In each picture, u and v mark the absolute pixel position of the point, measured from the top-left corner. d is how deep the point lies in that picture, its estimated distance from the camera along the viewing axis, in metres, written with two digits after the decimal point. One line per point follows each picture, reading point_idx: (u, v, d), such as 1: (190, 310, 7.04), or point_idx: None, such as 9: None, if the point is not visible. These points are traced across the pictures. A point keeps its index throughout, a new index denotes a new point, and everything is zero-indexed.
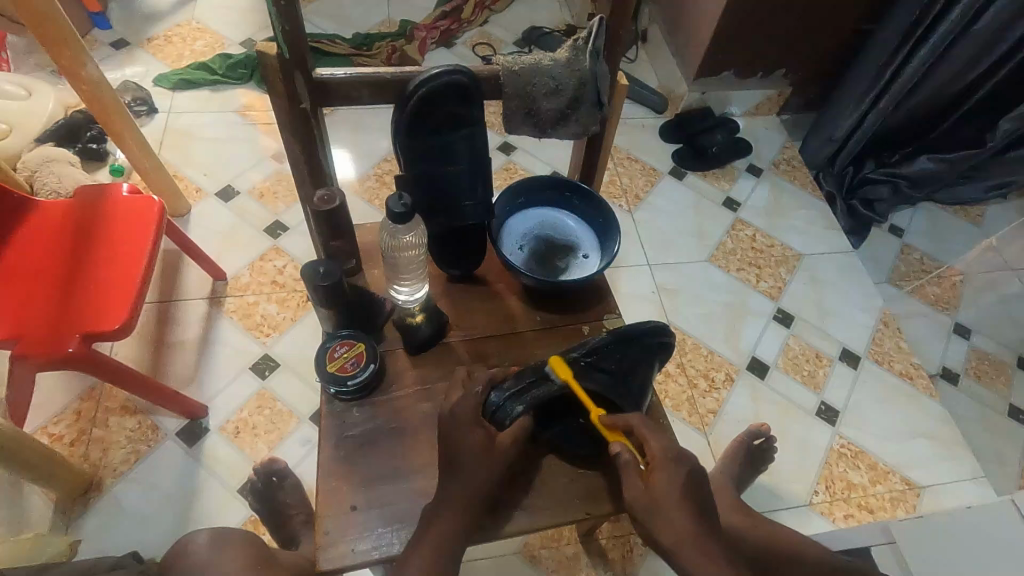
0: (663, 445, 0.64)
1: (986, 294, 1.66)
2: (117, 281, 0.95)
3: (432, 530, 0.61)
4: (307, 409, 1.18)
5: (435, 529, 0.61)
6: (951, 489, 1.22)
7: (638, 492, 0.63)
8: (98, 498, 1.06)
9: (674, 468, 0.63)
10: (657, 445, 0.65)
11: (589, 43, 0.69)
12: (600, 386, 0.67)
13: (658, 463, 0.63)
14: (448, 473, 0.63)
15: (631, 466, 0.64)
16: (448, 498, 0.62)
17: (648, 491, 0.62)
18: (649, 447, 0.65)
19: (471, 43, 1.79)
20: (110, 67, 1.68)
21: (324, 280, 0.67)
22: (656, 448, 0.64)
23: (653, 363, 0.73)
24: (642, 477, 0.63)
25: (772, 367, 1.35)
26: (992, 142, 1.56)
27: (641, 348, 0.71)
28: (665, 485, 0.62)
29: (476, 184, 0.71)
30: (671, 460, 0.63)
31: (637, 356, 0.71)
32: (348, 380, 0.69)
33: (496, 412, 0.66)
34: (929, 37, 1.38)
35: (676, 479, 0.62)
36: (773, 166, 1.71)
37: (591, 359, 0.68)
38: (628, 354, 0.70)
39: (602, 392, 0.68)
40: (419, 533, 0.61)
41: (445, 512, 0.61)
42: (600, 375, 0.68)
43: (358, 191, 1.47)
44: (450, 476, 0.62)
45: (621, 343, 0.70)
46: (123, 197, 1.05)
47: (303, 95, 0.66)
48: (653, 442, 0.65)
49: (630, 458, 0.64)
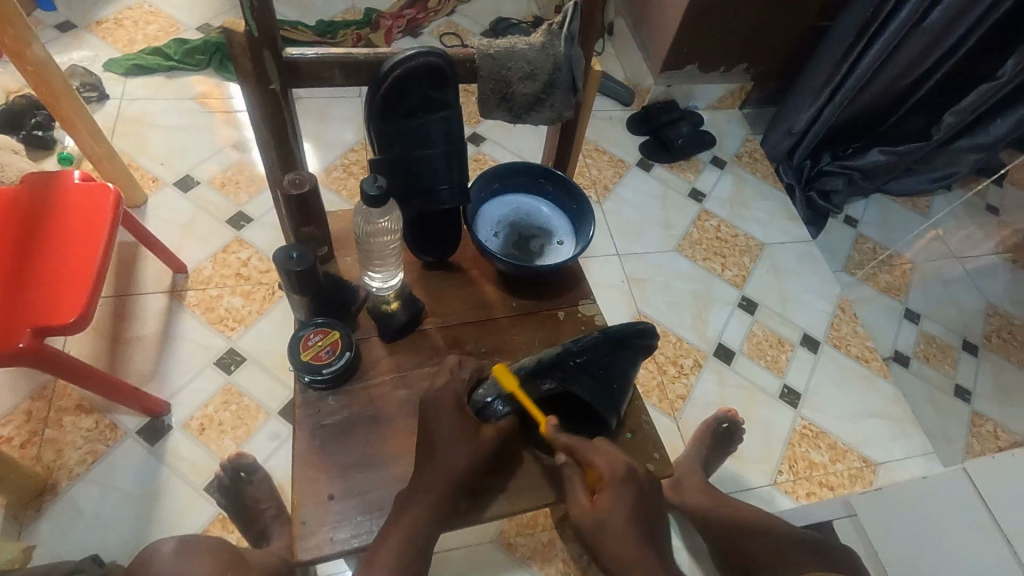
0: (610, 466, 0.65)
1: (933, 281, 1.75)
2: (70, 273, 0.90)
3: (409, 516, 0.60)
4: (276, 404, 1.15)
5: (412, 515, 0.60)
6: (904, 465, 1.29)
7: (584, 511, 0.66)
8: (53, 502, 1.01)
9: (620, 491, 0.65)
10: (604, 465, 0.65)
11: (563, 27, 0.69)
12: (588, 391, 0.67)
13: (604, 488, 0.65)
14: (425, 457, 0.63)
15: (575, 482, 0.67)
16: (425, 483, 0.62)
17: (594, 512, 0.65)
18: (595, 469, 0.66)
19: (438, 33, 1.77)
20: (54, 51, 1.59)
21: (297, 266, 0.65)
22: (603, 469, 0.65)
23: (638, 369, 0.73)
24: (588, 498, 0.66)
25: (737, 353, 1.39)
26: (936, 135, 1.63)
27: (631, 353, 0.71)
28: (611, 509, 0.65)
29: (451, 167, 0.70)
30: (617, 485, 0.65)
31: (625, 363, 0.71)
32: (323, 368, 0.68)
33: (483, 408, 0.67)
34: (882, 34, 1.43)
35: (621, 501, 0.65)
36: (736, 159, 1.75)
37: (582, 359, 0.68)
38: (619, 360, 0.70)
39: (588, 397, 0.67)
40: (393, 517, 0.61)
41: (421, 496, 0.61)
42: (589, 381, 0.68)
43: (325, 181, 1.44)
44: (426, 459, 0.63)
45: (612, 347, 0.70)
46: (75, 184, 1.00)
47: (272, 74, 0.63)
48: (599, 463, 0.65)
49: (574, 473, 0.67)
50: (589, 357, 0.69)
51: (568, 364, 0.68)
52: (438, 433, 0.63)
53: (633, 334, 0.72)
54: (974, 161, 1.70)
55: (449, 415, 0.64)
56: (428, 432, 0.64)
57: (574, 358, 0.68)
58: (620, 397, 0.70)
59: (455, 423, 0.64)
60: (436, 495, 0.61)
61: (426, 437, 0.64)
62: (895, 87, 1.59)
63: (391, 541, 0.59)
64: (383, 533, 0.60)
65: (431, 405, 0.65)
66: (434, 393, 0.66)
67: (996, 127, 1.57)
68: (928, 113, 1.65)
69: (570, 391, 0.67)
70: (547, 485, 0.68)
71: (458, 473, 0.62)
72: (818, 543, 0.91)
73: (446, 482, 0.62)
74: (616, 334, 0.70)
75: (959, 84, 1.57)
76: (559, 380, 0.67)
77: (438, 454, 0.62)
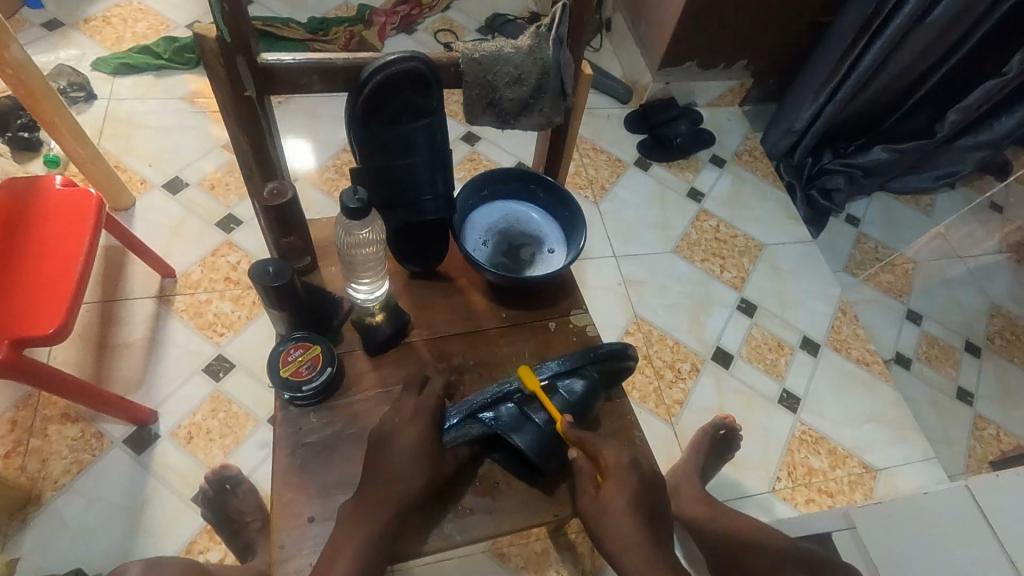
0: (616, 456, 0.64)
1: (936, 281, 1.72)
2: (50, 282, 0.88)
3: (356, 538, 0.58)
4: (265, 412, 1.13)
5: (359, 536, 0.58)
6: (905, 471, 1.26)
7: (590, 500, 0.64)
8: (37, 513, 0.99)
9: (627, 477, 0.63)
10: (611, 455, 0.64)
11: (552, 30, 0.66)
12: (532, 427, 0.64)
13: (611, 475, 0.63)
14: (373, 478, 0.60)
15: (585, 477, 0.65)
16: (376, 504, 0.59)
17: (600, 500, 0.63)
18: (602, 458, 0.64)
19: (433, 30, 1.74)
20: (41, 50, 1.56)
21: (274, 280, 0.63)
22: (609, 458, 0.64)
23: (599, 399, 0.69)
24: (595, 486, 0.64)
25: (736, 357, 1.36)
26: (940, 133, 1.60)
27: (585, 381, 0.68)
28: (616, 497, 0.62)
29: (435, 177, 0.68)
30: (622, 472, 0.63)
31: (565, 402, 0.66)
32: (303, 386, 0.66)
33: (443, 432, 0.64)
34: (885, 30, 1.40)
35: (628, 488, 0.63)
36: (735, 157, 1.72)
37: (526, 394, 0.66)
38: (560, 399, 0.66)
39: (533, 434, 0.64)
40: (339, 539, 0.58)
41: (369, 516, 0.59)
42: (529, 424, 0.64)
43: (316, 182, 1.41)
44: (373, 479, 0.60)
45: (562, 378, 0.68)
46: (56, 190, 0.98)
47: (248, 81, 0.61)
48: (606, 452, 0.64)
49: (585, 468, 0.65)
50: (527, 398, 0.66)
51: (506, 406, 0.65)
52: (391, 453, 0.61)
53: (579, 366, 0.69)
54: (979, 159, 1.67)
55: (425, 432, 0.62)
56: (378, 453, 0.61)
57: (517, 394, 0.66)
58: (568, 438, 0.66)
59: (412, 444, 0.61)
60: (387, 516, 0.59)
61: (377, 457, 0.61)
62: (897, 83, 1.56)
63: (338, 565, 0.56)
64: (328, 557, 0.57)
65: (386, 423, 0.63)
66: (399, 408, 0.64)
67: (1001, 125, 1.55)
68: (931, 110, 1.61)
69: (509, 439, 0.64)
70: (532, 505, 0.66)
71: (407, 495, 0.60)
72: (813, 559, 0.89)
73: (393, 503, 0.59)
74: (557, 370, 0.68)
75: (964, 80, 1.54)
76: (495, 423, 0.64)
77: (387, 474, 0.60)
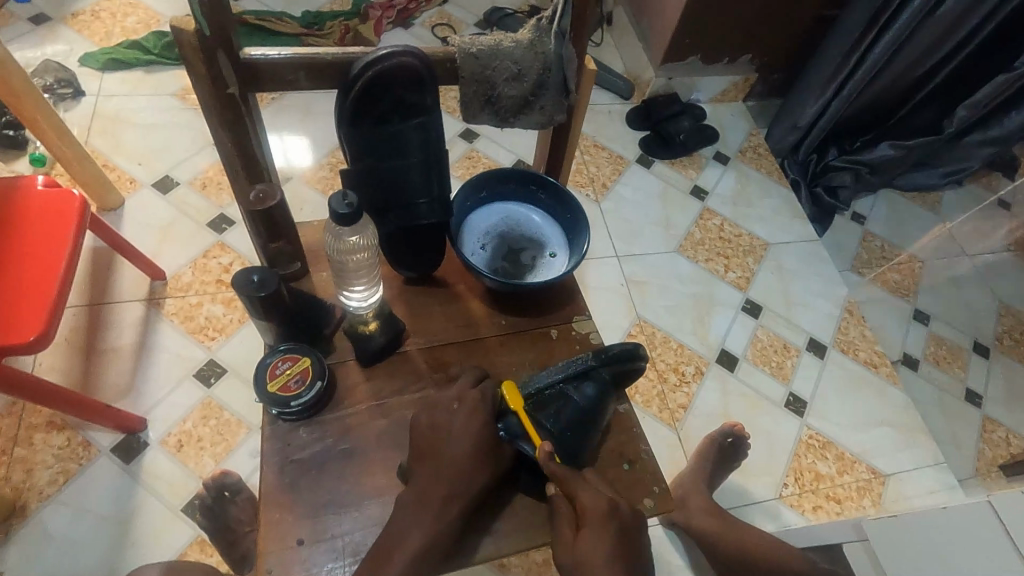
0: None
1: (943, 280, 1.68)
2: (29, 287, 0.84)
3: (414, 535, 0.56)
4: (258, 419, 1.09)
5: (401, 549, 0.55)
6: (914, 476, 1.23)
7: (665, 476, 0.65)
8: (21, 525, 0.96)
9: None
10: (589, 498, 0.59)
11: (554, 23, 0.62)
12: (536, 444, 0.61)
13: None
14: (429, 475, 0.59)
15: (663, 448, 0.68)
16: (434, 500, 0.57)
17: None
18: None
19: (430, 24, 1.70)
20: (27, 46, 1.52)
21: (259, 290, 0.60)
22: (587, 503, 0.59)
23: (609, 404, 0.66)
24: (574, 532, 0.59)
25: (741, 359, 1.33)
26: (949, 129, 1.56)
27: (596, 389, 0.65)
28: (593, 547, 0.57)
29: (430, 180, 0.64)
30: None
31: (576, 410, 0.63)
32: (291, 401, 0.62)
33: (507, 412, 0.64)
34: (893, 24, 1.36)
35: (602, 535, 0.57)
36: (740, 154, 1.69)
37: (531, 405, 0.63)
38: (573, 404, 0.63)
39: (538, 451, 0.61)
40: (393, 536, 0.56)
41: (427, 513, 0.57)
42: (537, 430, 0.62)
43: (310, 181, 1.38)
44: (429, 474, 0.59)
45: (573, 385, 0.64)
46: (38, 190, 0.94)
47: (229, 77, 0.57)
48: (682, 435, 0.68)
49: (661, 439, 0.68)
50: (538, 405, 0.63)
51: (517, 414, 0.63)
52: (451, 447, 0.59)
53: (591, 369, 0.65)
54: (987, 155, 1.63)
55: (487, 424, 0.61)
56: (433, 449, 0.60)
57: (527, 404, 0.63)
58: (581, 445, 0.63)
59: (474, 437, 0.60)
60: (448, 513, 0.57)
61: (433, 452, 0.60)
62: (906, 77, 1.52)
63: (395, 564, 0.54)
64: (381, 554, 0.55)
65: (442, 417, 0.61)
66: (455, 400, 0.63)
67: (1010, 121, 1.50)
68: (940, 105, 1.57)
69: (517, 446, 0.62)
70: (536, 525, 0.63)
71: (467, 490, 0.58)
72: None
73: (453, 500, 0.58)
74: (569, 374, 0.64)
75: (974, 76, 1.50)
76: (506, 433, 0.62)
77: (447, 469, 0.59)
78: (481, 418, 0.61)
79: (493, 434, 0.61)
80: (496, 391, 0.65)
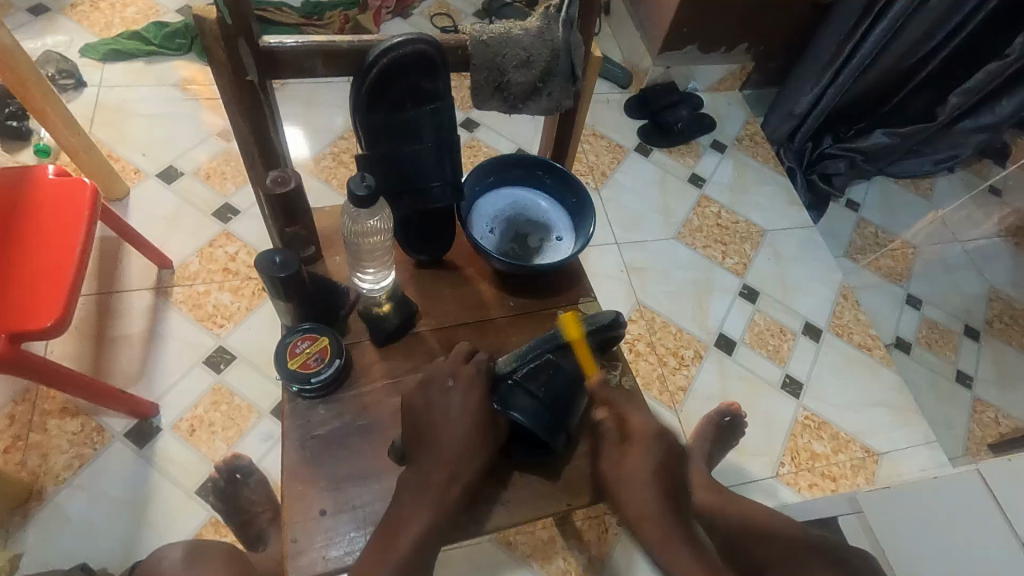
0: (643, 423, 0.70)
1: (935, 265, 1.72)
2: (46, 273, 0.86)
3: (421, 513, 0.58)
4: (268, 403, 1.12)
5: (412, 520, 0.58)
6: (906, 454, 1.27)
7: (613, 464, 0.67)
8: (39, 508, 0.98)
9: (650, 444, 0.69)
10: (637, 420, 0.70)
11: (562, 11, 0.64)
12: (527, 414, 0.62)
13: (637, 441, 0.68)
14: (426, 458, 0.61)
15: (609, 440, 0.69)
16: (435, 478, 0.59)
17: (622, 467, 0.67)
18: (630, 422, 0.70)
19: (429, 14, 1.71)
20: (27, 36, 1.52)
21: (281, 270, 0.62)
22: (635, 424, 0.69)
23: (592, 369, 0.69)
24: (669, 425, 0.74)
25: (739, 343, 1.36)
26: (941, 117, 1.59)
27: (579, 356, 0.67)
28: (637, 464, 0.67)
29: (443, 163, 0.66)
30: (648, 438, 0.69)
31: (564, 377, 0.65)
32: (312, 378, 0.65)
33: (498, 385, 0.64)
34: (888, 12, 1.38)
35: (651, 456, 0.68)
36: (736, 142, 1.71)
37: (521, 377, 0.64)
38: (562, 371, 0.65)
39: (528, 423, 0.62)
40: (399, 515, 0.58)
41: (432, 491, 0.59)
42: (527, 400, 0.63)
43: (313, 171, 1.39)
44: (428, 454, 0.60)
45: (559, 353, 0.66)
46: (49, 179, 0.95)
47: (251, 66, 0.60)
48: (635, 417, 0.70)
49: (610, 430, 0.69)
50: (529, 375, 0.64)
51: (508, 385, 0.64)
52: (449, 425, 0.61)
53: (574, 339, 0.68)
54: (979, 142, 1.66)
55: (481, 398, 0.63)
56: (429, 429, 0.61)
57: (514, 377, 0.64)
58: (573, 407, 0.66)
59: (466, 419, 0.61)
60: (450, 491, 0.59)
61: (431, 431, 0.61)
62: (900, 66, 1.54)
63: (404, 541, 0.57)
64: (389, 531, 0.58)
65: (436, 399, 0.62)
66: (450, 377, 0.64)
67: (1002, 108, 1.54)
68: (933, 93, 1.60)
69: (510, 417, 0.62)
70: (547, 495, 0.66)
71: (462, 471, 0.60)
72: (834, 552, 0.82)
73: (454, 478, 0.60)
74: (556, 344, 0.66)
75: (965, 63, 1.53)
76: (500, 404, 0.63)
77: (446, 448, 0.60)
78: (474, 395, 0.63)
79: (482, 411, 0.62)
80: (489, 365, 0.65)
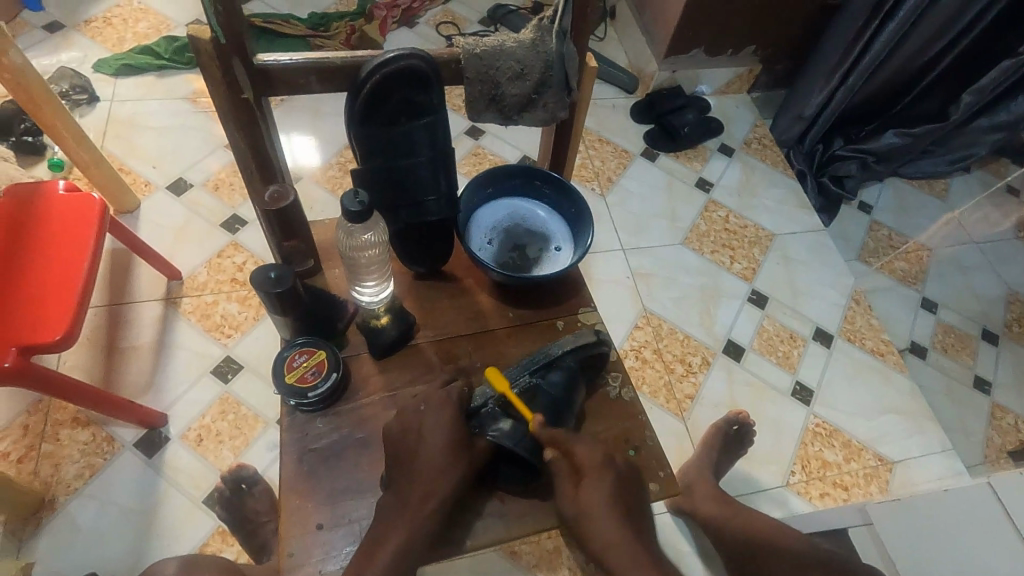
0: (591, 454, 0.64)
1: (951, 268, 1.68)
2: (55, 288, 0.88)
3: (407, 528, 0.58)
4: (274, 413, 1.13)
5: (398, 538, 0.58)
6: (920, 463, 1.24)
7: (569, 500, 0.63)
8: (50, 517, 1.00)
9: (604, 473, 0.64)
10: (584, 451, 0.63)
11: (555, 22, 0.64)
12: (509, 437, 0.62)
13: (588, 474, 0.63)
14: (409, 478, 0.60)
15: (562, 475, 0.63)
16: (413, 498, 0.59)
17: (578, 502, 0.63)
18: (576, 456, 0.63)
19: (435, 23, 1.72)
20: (42, 54, 1.56)
21: (276, 286, 0.63)
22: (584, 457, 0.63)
23: (580, 388, 0.69)
24: (574, 484, 0.63)
25: (748, 349, 1.34)
26: (955, 117, 1.56)
27: (565, 376, 0.68)
28: (593, 497, 0.63)
29: (438, 177, 0.67)
30: (598, 469, 0.63)
31: (547, 399, 0.65)
32: (308, 392, 0.65)
33: (478, 412, 0.64)
34: (896, 12, 1.37)
35: (605, 484, 0.63)
36: (744, 145, 1.69)
37: (500, 401, 0.65)
38: (543, 393, 0.65)
39: (511, 446, 0.62)
40: (386, 530, 0.58)
41: (415, 510, 0.59)
42: (508, 423, 0.63)
43: (320, 180, 1.40)
44: (411, 474, 0.60)
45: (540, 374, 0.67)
46: (59, 195, 0.97)
47: (245, 82, 0.60)
48: (579, 450, 0.63)
49: (561, 468, 0.63)
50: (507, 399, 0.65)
51: (488, 410, 0.64)
52: (427, 447, 0.61)
53: (556, 358, 0.68)
54: (994, 141, 1.63)
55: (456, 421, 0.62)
56: (409, 449, 0.61)
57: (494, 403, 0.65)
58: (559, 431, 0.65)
59: (447, 437, 0.61)
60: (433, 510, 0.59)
61: (411, 452, 0.61)
62: (910, 66, 1.52)
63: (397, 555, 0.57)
64: (376, 546, 0.58)
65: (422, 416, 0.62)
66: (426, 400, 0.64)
67: (1017, 106, 1.50)
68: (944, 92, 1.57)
69: (490, 439, 0.62)
70: (542, 509, 0.65)
71: (444, 490, 0.60)
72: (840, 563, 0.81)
73: (437, 496, 0.60)
74: (537, 365, 0.67)
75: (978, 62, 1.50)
76: (479, 427, 0.63)
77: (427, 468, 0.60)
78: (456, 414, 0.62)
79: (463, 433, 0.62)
80: (462, 388, 0.65)
